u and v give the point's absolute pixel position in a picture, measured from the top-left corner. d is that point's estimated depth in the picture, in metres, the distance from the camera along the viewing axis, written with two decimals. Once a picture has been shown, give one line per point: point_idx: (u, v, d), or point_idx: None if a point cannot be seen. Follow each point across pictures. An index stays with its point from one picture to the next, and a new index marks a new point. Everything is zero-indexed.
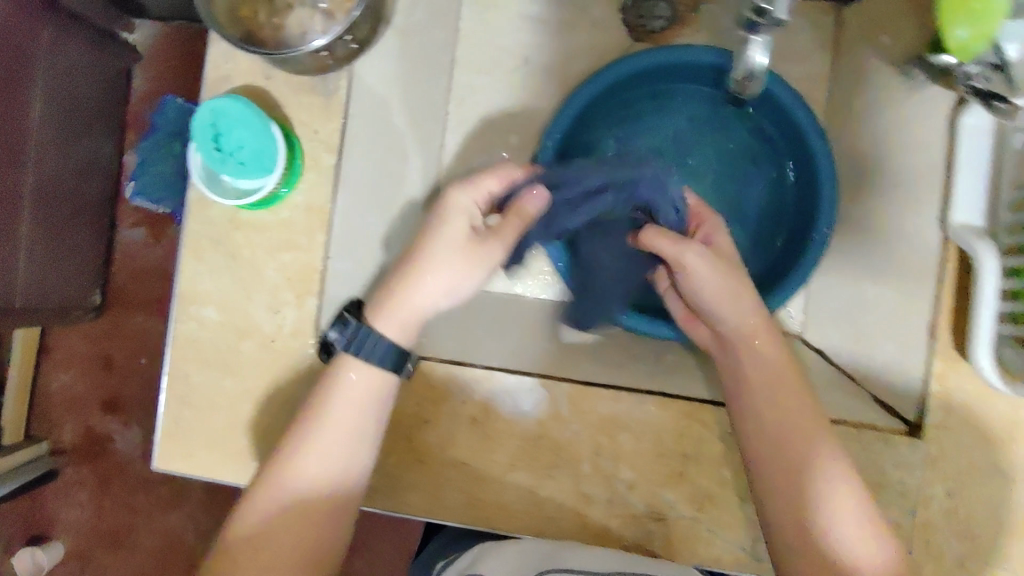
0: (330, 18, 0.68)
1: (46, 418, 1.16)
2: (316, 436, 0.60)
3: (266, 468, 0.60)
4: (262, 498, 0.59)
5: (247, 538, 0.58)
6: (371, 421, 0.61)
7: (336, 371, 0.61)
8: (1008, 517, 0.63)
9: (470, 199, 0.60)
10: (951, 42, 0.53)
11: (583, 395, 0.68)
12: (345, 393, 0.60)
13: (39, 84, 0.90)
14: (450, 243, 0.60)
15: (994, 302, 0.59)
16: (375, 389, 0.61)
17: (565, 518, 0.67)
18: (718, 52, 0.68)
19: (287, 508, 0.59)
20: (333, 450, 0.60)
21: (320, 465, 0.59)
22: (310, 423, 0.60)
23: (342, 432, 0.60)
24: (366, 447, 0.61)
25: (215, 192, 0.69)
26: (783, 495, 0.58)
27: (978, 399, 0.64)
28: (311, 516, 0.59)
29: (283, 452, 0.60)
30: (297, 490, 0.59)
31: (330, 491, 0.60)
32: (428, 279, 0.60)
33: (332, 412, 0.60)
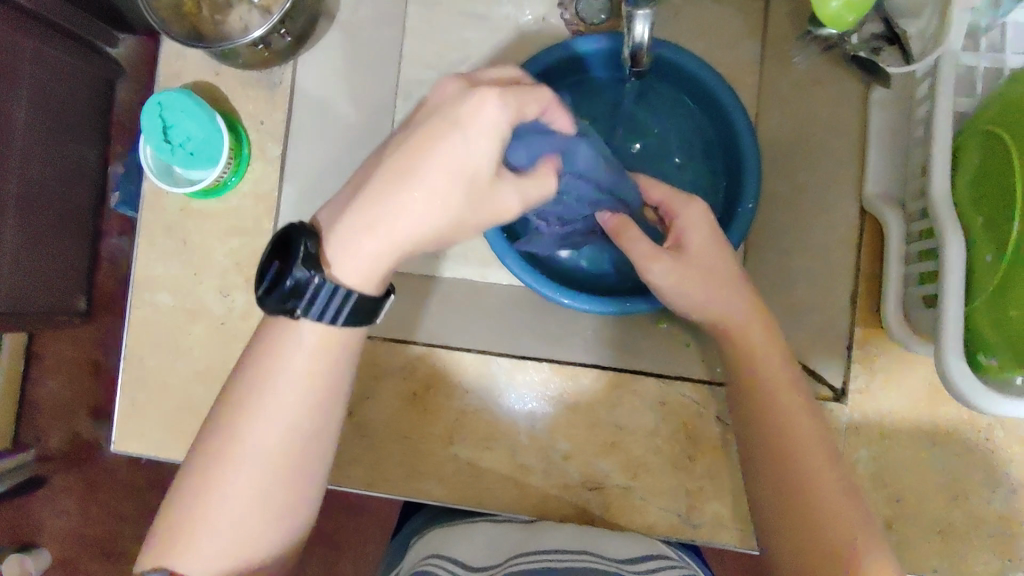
0: (267, 13, 0.72)
1: (31, 424, 1.19)
2: (267, 406, 0.49)
3: (209, 446, 0.50)
4: (210, 481, 0.50)
5: (194, 534, 0.49)
6: (333, 382, 0.51)
7: (283, 327, 0.50)
8: (932, 477, 0.65)
9: (504, 120, 0.47)
10: (824, 12, 0.56)
11: (517, 366, 0.71)
12: (297, 354, 0.50)
13: (24, 93, 0.94)
14: (469, 173, 0.47)
15: (899, 261, 0.62)
16: (337, 344, 0.51)
17: (504, 488, 0.70)
18: (611, 37, 0.72)
19: (242, 492, 0.50)
20: (291, 417, 0.50)
21: (274, 440, 0.50)
22: (260, 386, 0.50)
23: (298, 400, 0.50)
24: (329, 410, 0.52)
25: (167, 182, 0.73)
26: (766, 474, 0.55)
27: (899, 364, 0.66)
28: (272, 501, 0.51)
29: (232, 420, 0.50)
30: (250, 465, 0.50)
31: (291, 469, 0.51)
32: (420, 216, 0.48)
33: (283, 377, 0.50)
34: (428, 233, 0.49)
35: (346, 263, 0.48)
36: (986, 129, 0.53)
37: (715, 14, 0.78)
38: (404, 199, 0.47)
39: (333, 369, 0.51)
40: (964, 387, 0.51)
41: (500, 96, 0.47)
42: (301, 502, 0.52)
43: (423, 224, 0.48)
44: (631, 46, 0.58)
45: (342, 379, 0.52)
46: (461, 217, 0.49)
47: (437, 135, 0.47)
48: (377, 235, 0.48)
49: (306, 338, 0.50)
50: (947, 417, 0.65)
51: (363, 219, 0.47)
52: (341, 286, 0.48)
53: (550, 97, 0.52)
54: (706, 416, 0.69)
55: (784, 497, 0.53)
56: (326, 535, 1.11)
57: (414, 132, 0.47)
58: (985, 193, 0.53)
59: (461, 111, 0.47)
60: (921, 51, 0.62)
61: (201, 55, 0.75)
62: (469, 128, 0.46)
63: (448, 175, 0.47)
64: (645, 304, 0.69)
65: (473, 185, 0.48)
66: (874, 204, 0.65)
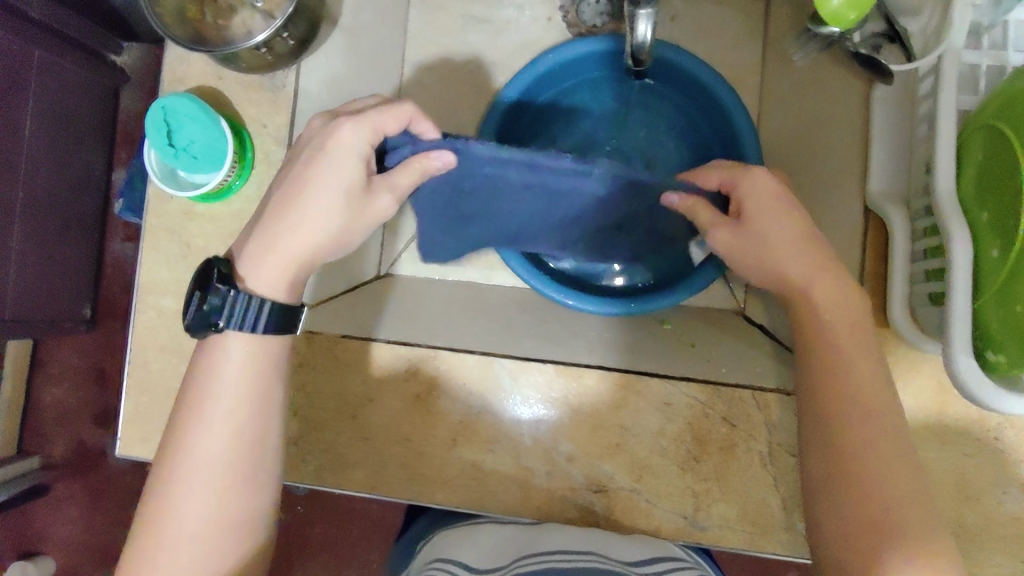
0: (270, 18, 0.73)
1: (35, 431, 1.20)
2: (207, 417, 0.55)
3: (160, 468, 0.55)
4: (165, 498, 0.54)
5: (158, 542, 0.54)
6: (265, 386, 0.57)
7: (215, 349, 0.56)
8: (942, 479, 0.64)
9: (362, 139, 0.57)
10: (827, 12, 0.57)
11: (522, 368, 0.71)
12: (229, 366, 0.56)
13: (31, 101, 0.95)
14: (338, 187, 0.57)
15: (903, 258, 0.62)
16: (265, 351, 0.57)
17: (508, 492, 0.69)
18: (612, 38, 0.72)
19: (196, 504, 0.54)
20: (230, 420, 0.55)
21: (219, 450, 0.55)
22: (200, 399, 0.56)
23: (234, 407, 0.56)
24: (264, 411, 0.57)
25: (171, 186, 0.74)
26: (818, 462, 0.55)
27: (907, 363, 0.65)
28: (226, 508, 0.55)
29: (178, 434, 0.55)
30: (199, 471, 0.55)
31: (239, 475, 0.56)
32: (309, 223, 0.57)
33: (219, 389, 0.56)
34: (319, 243, 0.58)
35: (254, 276, 0.57)
36: (989, 123, 0.53)
37: (715, 16, 0.80)
38: (294, 218, 0.57)
39: (261, 376, 0.57)
40: (970, 381, 0.51)
41: (354, 124, 0.57)
42: (254, 509, 0.57)
43: (315, 235, 0.58)
44: (634, 46, 0.58)
45: (273, 384, 0.58)
46: (346, 225, 0.58)
47: (312, 161, 0.57)
48: (276, 247, 0.57)
49: (235, 351, 0.56)
50: (954, 416, 0.65)
51: (265, 237, 0.57)
52: (256, 294, 0.57)
53: (409, 112, 0.58)
54: (712, 417, 0.68)
55: (827, 486, 0.53)
56: (329, 541, 1.11)
57: (297, 165, 0.58)
58: (989, 188, 0.52)
59: (325, 143, 0.57)
60: (922, 48, 0.62)
61: (205, 60, 0.75)
62: (333, 153, 0.57)
63: (327, 196, 0.57)
64: (657, 302, 0.70)
65: (348, 199, 0.58)
66: (876, 201, 0.65)
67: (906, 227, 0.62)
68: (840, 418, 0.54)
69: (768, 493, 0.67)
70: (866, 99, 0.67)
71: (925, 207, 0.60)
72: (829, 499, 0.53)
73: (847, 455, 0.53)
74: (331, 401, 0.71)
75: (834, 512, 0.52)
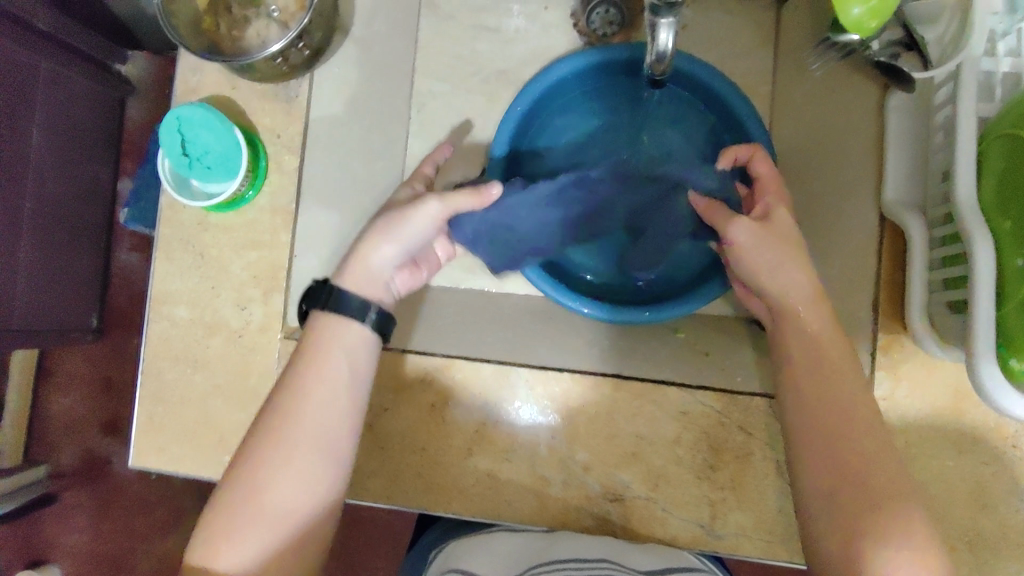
0: (285, 28, 0.72)
1: (43, 440, 1.18)
2: (313, 383, 0.57)
3: (252, 443, 0.56)
4: (262, 455, 0.54)
5: (250, 499, 0.53)
6: (363, 368, 0.60)
7: (324, 328, 0.60)
8: (958, 487, 0.64)
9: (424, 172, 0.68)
10: (847, 21, 0.57)
11: (540, 376, 0.71)
12: (327, 350, 0.58)
13: (39, 112, 0.95)
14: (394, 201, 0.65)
15: (922, 267, 0.62)
16: (360, 338, 0.60)
17: (523, 501, 0.69)
18: (628, 48, 0.72)
19: (285, 476, 0.54)
20: (331, 390, 0.57)
21: (315, 425, 0.56)
22: (306, 368, 0.58)
23: (337, 378, 0.58)
24: (360, 390, 0.59)
25: (184, 195, 0.73)
26: (819, 460, 0.54)
27: (925, 371, 0.65)
28: (317, 473, 0.55)
29: (284, 396, 0.57)
30: (300, 431, 0.55)
31: (332, 443, 0.56)
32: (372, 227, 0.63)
33: (323, 367, 0.58)
34: (379, 241, 0.62)
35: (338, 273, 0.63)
36: (1010, 132, 0.53)
37: (721, 24, 0.79)
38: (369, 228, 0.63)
39: (361, 357, 0.60)
40: (993, 392, 0.51)
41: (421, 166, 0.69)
42: (335, 489, 0.56)
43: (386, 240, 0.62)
44: (655, 55, 0.58)
45: (364, 373, 0.60)
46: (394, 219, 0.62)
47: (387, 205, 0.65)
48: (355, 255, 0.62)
49: (338, 329, 0.60)
50: (972, 425, 0.64)
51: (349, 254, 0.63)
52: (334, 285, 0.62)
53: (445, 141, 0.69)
54: (727, 425, 0.68)
55: (835, 486, 0.53)
56: (340, 551, 1.10)
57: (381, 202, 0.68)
58: (1010, 197, 0.53)
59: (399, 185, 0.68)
60: (939, 57, 0.62)
61: (218, 70, 0.75)
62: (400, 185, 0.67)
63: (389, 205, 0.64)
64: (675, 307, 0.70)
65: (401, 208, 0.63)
66: (893, 210, 0.65)
67: (924, 235, 0.62)
68: (858, 427, 0.54)
69: (785, 502, 0.66)
70: (880, 107, 0.68)
71: (943, 216, 0.60)
72: (841, 504, 0.52)
73: (866, 463, 0.53)
74: None
75: (837, 513, 0.52)
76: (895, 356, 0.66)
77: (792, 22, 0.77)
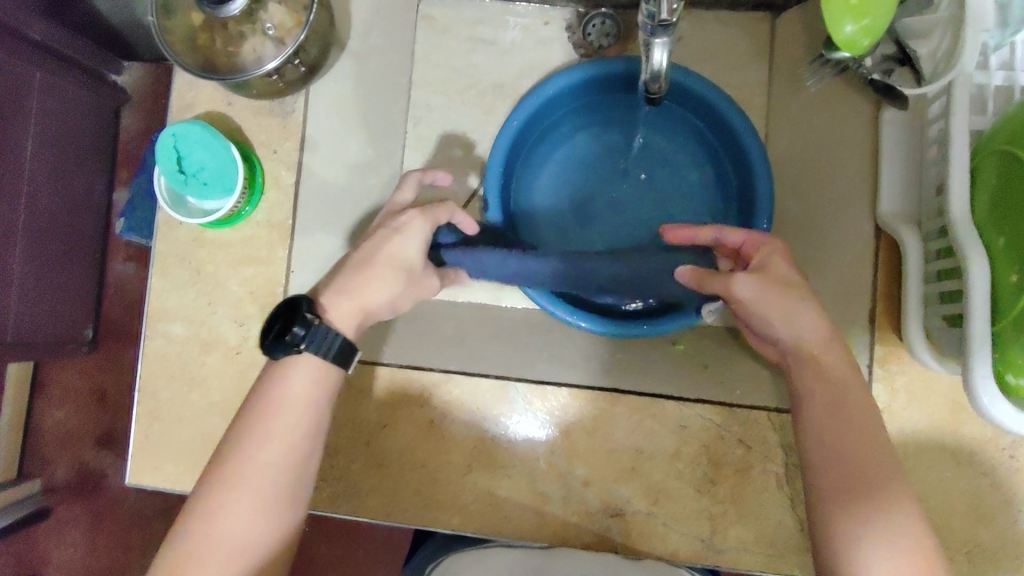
0: (281, 45, 0.71)
1: (37, 455, 1.18)
2: (267, 428, 0.56)
3: (213, 470, 0.56)
4: (213, 500, 0.54)
5: (197, 546, 0.53)
6: (321, 409, 0.58)
7: (282, 366, 0.58)
8: (957, 498, 0.64)
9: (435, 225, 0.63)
10: (840, 39, 0.57)
11: (539, 391, 0.71)
12: (296, 383, 0.58)
13: (33, 125, 0.94)
14: (403, 260, 0.61)
15: (917, 281, 0.62)
16: (320, 376, 0.58)
17: (524, 517, 0.69)
18: (626, 62, 0.72)
19: (247, 512, 0.54)
20: (285, 435, 0.56)
21: (276, 460, 0.56)
22: (262, 411, 0.56)
23: (293, 423, 0.57)
24: (316, 432, 0.58)
25: (181, 213, 0.73)
26: (819, 479, 0.54)
27: (922, 382, 0.66)
28: (268, 520, 0.55)
29: (238, 439, 0.56)
30: (251, 478, 0.55)
31: (284, 489, 0.56)
32: (380, 284, 0.61)
33: (278, 410, 0.56)
34: (385, 306, 0.63)
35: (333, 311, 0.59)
36: (1002, 148, 0.53)
37: (720, 34, 0.79)
38: (375, 283, 0.60)
39: (318, 399, 0.58)
40: (991, 407, 0.51)
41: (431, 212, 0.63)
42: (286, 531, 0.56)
43: (391, 307, 0.63)
44: (650, 73, 0.58)
45: (321, 414, 0.58)
46: (406, 294, 0.63)
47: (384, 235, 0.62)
48: (350, 295, 0.60)
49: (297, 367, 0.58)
50: (969, 437, 0.65)
51: (340, 288, 0.60)
52: (331, 332, 0.58)
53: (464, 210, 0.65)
54: (727, 439, 0.68)
55: (832, 506, 0.53)
56: (337, 563, 1.10)
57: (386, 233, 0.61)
58: (1005, 212, 0.53)
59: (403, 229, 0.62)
60: (931, 72, 0.61)
61: (213, 85, 0.76)
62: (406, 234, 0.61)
63: (397, 264, 0.61)
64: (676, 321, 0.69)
65: (409, 275, 0.62)
66: (888, 222, 0.65)
67: (918, 249, 0.62)
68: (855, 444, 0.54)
69: (785, 515, 0.67)
70: (874, 119, 0.69)
71: (938, 229, 0.60)
72: (839, 523, 0.52)
73: (865, 480, 0.53)
74: (346, 427, 0.71)
75: (840, 537, 0.52)
76: (893, 368, 0.66)
77: (785, 35, 0.77)
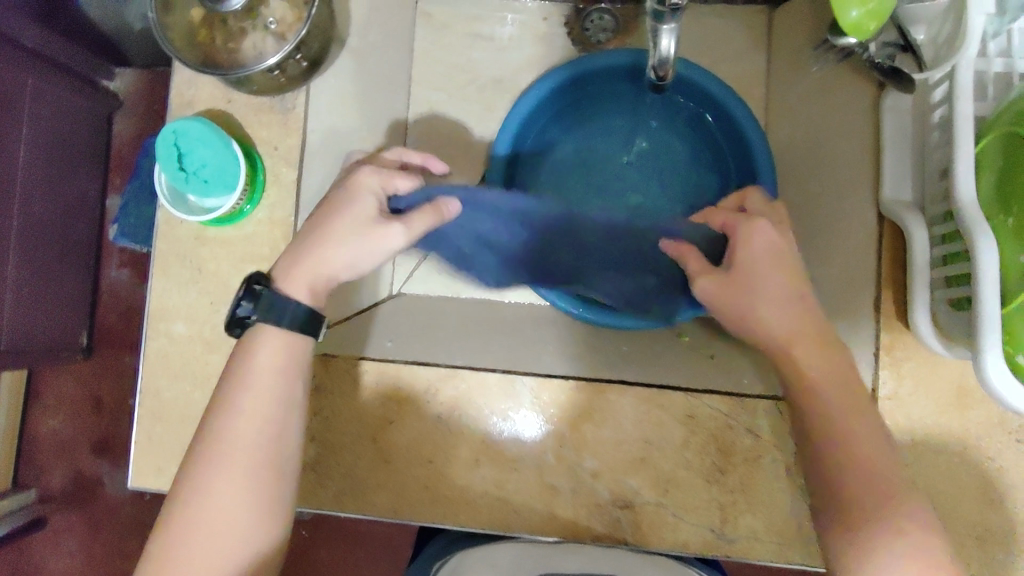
0: (282, 40, 0.70)
1: (31, 463, 1.16)
2: (236, 406, 0.57)
3: (192, 456, 0.57)
4: (194, 481, 0.56)
5: (183, 525, 0.55)
6: (291, 384, 0.59)
7: (249, 345, 0.59)
8: (966, 482, 0.64)
9: (376, 182, 0.61)
10: (845, 23, 0.58)
11: (545, 384, 0.70)
12: (265, 366, 0.59)
13: (24, 131, 0.93)
14: (348, 215, 0.59)
15: (923, 267, 0.62)
16: (291, 351, 0.60)
17: (534, 511, 0.69)
18: (630, 54, 0.72)
19: (227, 491, 0.55)
20: (256, 411, 0.57)
21: (251, 441, 0.57)
22: (232, 392, 0.58)
23: (263, 399, 0.58)
24: (290, 407, 0.59)
25: (182, 210, 0.73)
26: None
27: (930, 368, 0.66)
28: (250, 495, 0.56)
29: (210, 420, 0.57)
30: (226, 456, 0.56)
31: (262, 465, 0.57)
32: (326, 245, 0.59)
33: (246, 390, 0.58)
34: (332, 266, 0.59)
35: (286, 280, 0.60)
36: (1012, 129, 0.54)
37: (719, 26, 0.83)
38: (319, 245, 0.59)
39: (287, 376, 0.59)
40: (1003, 389, 0.52)
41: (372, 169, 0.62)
42: (272, 506, 0.57)
43: (339, 269, 0.60)
44: (657, 61, 0.59)
45: (293, 388, 0.60)
46: (353, 257, 0.60)
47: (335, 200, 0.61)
48: (307, 261, 0.59)
49: (265, 345, 0.59)
50: (978, 421, 0.65)
51: (292, 257, 0.60)
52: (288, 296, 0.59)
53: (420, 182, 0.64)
54: (736, 428, 0.68)
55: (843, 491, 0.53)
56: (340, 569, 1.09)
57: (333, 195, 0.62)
58: (1013, 192, 0.54)
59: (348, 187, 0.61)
60: (933, 57, 0.63)
61: (213, 83, 0.75)
62: (351, 190, 0.60)
63: (339, 222, 0.59)
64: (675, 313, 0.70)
65: (358, 227, 0.59)
66: (893, 210, 0.65)
67: (925, 234, 0.62)
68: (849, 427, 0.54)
69: (794, 502, 0.66)
70: (876, 106, 0.67)
71: (945, 213, 0.60)
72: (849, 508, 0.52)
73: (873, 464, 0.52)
74: (351, 424, 0.71)
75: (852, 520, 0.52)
76: (901, 353, 0.66)
77: (785, 25, 0.79)
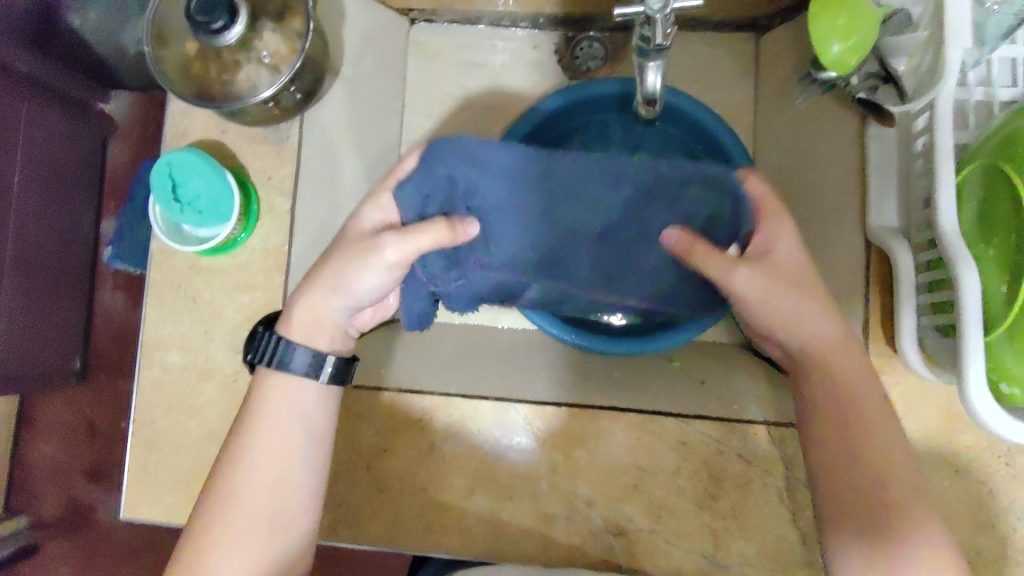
0: (275, 72, 0.71)
1: (23, 490, 1.16)
2: (247, 457, 0.60)
3: (205, 502, 0.60)
4: (206, 526, 0.59)
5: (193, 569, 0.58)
6: (300, 435, 0.61)
7: (261, 394, 0.62)
8: (956, 506, 0.65)
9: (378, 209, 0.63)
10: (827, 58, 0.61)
11: (538, 411, 0.71)
12: (274, 416, 0.61)
13: (18, 160, 0.94)
14: (347, 240, 0.62)
15: (910, 294, 0.63)
16: (301, 403, 0.62)
17: (528, 539, 0.69)
18: (621, 83, 0.75)
19: (235, 538, 0.58)
20: (265, 461, 0.60)
21: (260, 489, 0.60)
22: (244, 442, 0.61)
23: (272, 450, 0.60)
24: (299, 458, 0.61)
25: (176, 240, 0.73)
26: None
27: (917, 393, 0.66)
28: (257, 543, 0.59)
29: (223, 468, 0.60)
30: (236, 504, 0.59)
31: (270, 514, 0.60)
32: (322, 271, 0.62)
33: (257, 440, 0.60)
34: (325, 290, 0.62)
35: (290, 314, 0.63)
36: (991, 161, 0.55)
37: (709, 56, 0.86)
38: (318, 272, 0.62)
39: (296, 428, 0.61)
40: (987, 418, 0.53)
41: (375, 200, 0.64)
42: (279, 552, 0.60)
43: (332, 295, 0.62)
44: (644, 97, 0.60)
45: (303, 439, 0.62)
46: (344, 275, 0.61)
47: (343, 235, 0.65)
48: (305, 292, 0.63)
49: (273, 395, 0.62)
50: (966, 445, 0.65)
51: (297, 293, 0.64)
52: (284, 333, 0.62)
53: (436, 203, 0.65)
54: (727, 453, 0.69)
55: None
56: None
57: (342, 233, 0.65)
58: (997, 223, 0.55)
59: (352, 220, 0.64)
60: (915, 87, 0.63)
61: (207, 113, 0.76)
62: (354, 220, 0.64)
63: (337, 249, 0.62)
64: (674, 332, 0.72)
65: (353, 248, 0.61)
66: (879, 236, 0.65)
67: (911, 261, 0.63)
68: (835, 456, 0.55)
69: (786, 527, 0.67)
70: (860, 135, 0.68)
71: (929, 241, 0.61)
72: None
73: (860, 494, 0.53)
74: (345, 452, 0.71)
75: None
76: (889, 378, 0.67)
77: (771, 55, 0.80)
